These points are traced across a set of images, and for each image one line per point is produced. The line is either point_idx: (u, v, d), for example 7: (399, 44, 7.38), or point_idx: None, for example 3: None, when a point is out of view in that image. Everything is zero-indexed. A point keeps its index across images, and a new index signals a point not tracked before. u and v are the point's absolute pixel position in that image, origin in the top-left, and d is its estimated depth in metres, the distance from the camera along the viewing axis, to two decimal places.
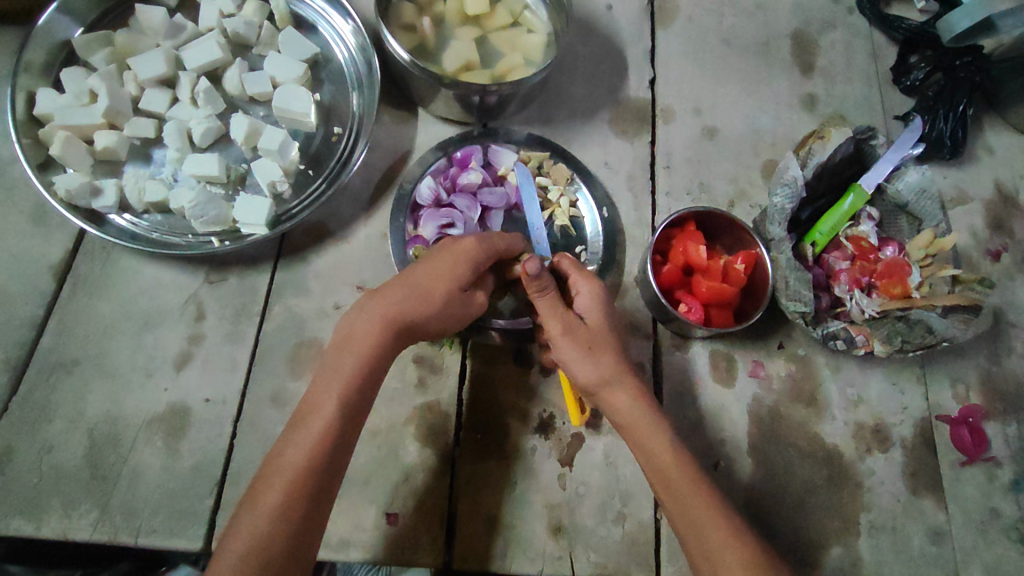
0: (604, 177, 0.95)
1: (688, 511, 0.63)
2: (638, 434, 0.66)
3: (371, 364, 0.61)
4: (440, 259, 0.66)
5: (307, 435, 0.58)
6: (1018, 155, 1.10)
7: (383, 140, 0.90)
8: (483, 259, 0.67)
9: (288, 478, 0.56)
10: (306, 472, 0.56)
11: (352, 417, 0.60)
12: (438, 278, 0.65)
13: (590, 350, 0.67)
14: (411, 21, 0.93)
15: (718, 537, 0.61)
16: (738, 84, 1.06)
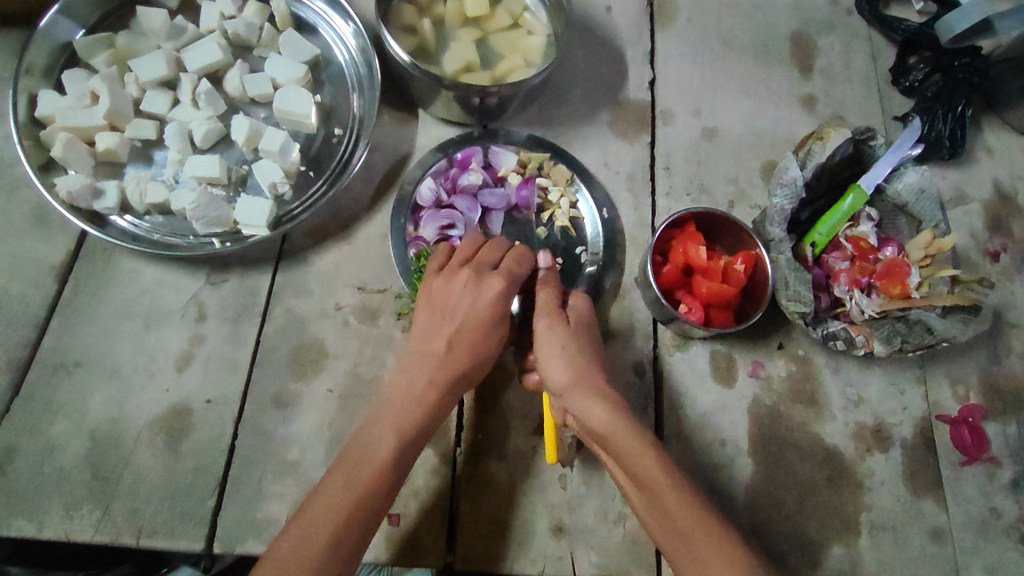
0: (604, 178, 0.95)
1: (667, 519, 0.60)
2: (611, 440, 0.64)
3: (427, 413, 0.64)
4: (479, 300, 0.68)
5: (358, 474, 0.59)
6: (1017, 155, 1.10)
7: (383, 141, 0.90)
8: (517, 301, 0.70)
9: (341, 508, 0.57)
10: (361, 505, 0.58)
11: (404, 455, 0.62)
12: (486, 322, 0.68)
13: (558, 355, 0.68)
14: (411, 22, 0.93)
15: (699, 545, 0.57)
16: (737, 85, 1.06)
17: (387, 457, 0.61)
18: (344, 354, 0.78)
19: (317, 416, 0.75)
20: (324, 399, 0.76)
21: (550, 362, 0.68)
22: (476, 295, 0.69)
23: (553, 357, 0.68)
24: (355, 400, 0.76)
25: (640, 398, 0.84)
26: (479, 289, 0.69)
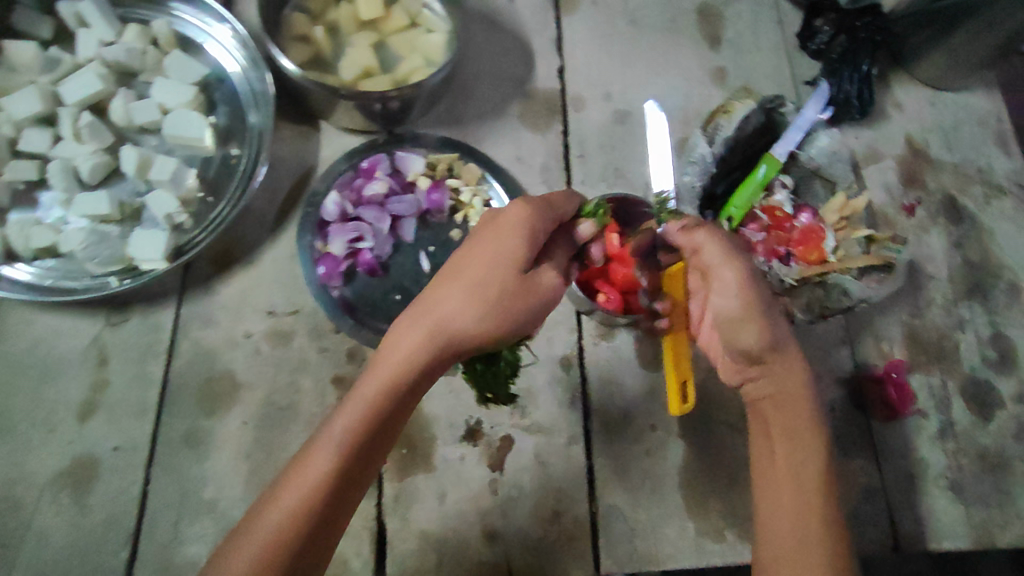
0: (518, 173, 0.94)
1: (783, 525, 0.69)
2: (778, 427, 0.73)
3: (406, 375, 0.58)
4: (484, 254, 0.62)
5: (328, 455, 0.56)
6: (925, 111, 1.13)
7: (284, 158, 0.87)
8: (533, 226, 0.63)
9: (285, 513, 0.53)
10: (312, 506, 0.54)
11: (382, 429, 0.58)
12: (472, 282, 0.61)
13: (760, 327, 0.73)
14: (304, 32, 0.90)
15: (787, 540, 0.68)
16: (646, 64, 1.06)
17: (337, 450, 0.56)
18: (256, 383, 0.76)
19: (231, 450, 0.73)
20: (238, 431, 0.74)
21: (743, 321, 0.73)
22: (518, 248, 0.62)
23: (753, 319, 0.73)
24: (271, 429, 0.74)
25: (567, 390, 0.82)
26: (507, 237, 0.62)
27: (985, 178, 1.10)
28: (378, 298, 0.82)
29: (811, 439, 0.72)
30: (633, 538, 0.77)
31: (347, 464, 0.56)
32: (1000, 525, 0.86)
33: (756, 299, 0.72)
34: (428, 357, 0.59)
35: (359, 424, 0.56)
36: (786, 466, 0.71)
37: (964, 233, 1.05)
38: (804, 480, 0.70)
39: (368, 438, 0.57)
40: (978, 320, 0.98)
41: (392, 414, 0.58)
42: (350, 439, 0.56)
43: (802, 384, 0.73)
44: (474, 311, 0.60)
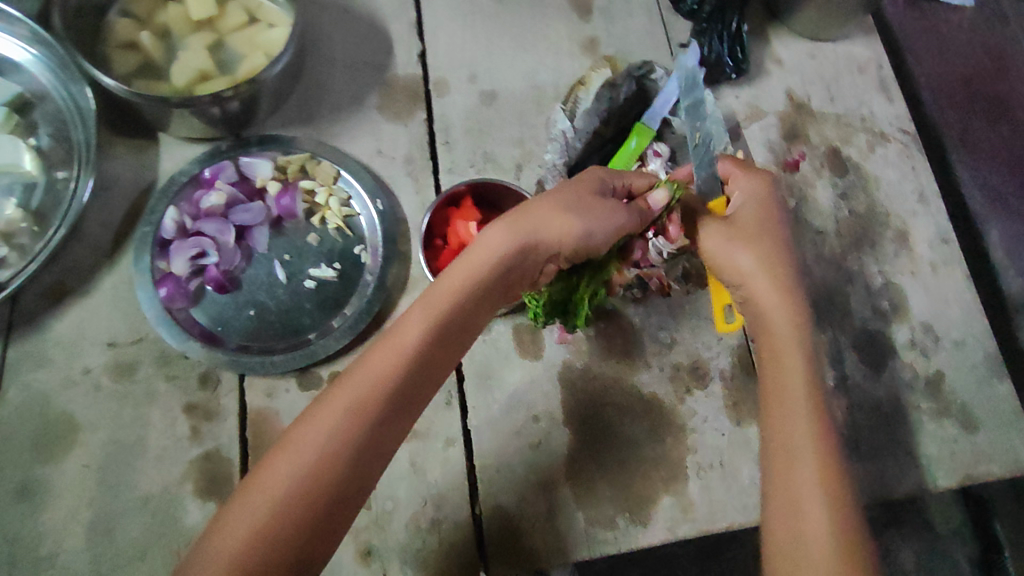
0: (380, 166, 0.89)
1: (796, 485, 0.57)
2: (779, 369, 0.63)
3: (433, 326, 0.56)
4: (565, 205, 0.62)
5: (354, 411, 0.52)
6: (806, 63, 1.10)
7: (118, 176, 0.81)
8: (589, 185, 0.66)
9: (279, 485, 0.48)
10: (321, 479, 0.49)
11: (410, 389, 0.54)
12: (520, 222, 0.61)
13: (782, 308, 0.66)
14: (129, 37, 0.83)
15: (817, 502, 0.56)
16: (514, 38, 1.00)
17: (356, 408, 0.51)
18: (98, 423, 0.72)
19: (73, 496, 0.69)
20: (81, 475, 0.70)
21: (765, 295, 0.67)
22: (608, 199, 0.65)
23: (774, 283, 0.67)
24: (118, 470, 0.70)
25: (442, 392, 0.79)
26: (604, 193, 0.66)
27: (869, 126, 1.07)
28: (230, 315, 0.77)
29: (799, 392, 0.61)
30: (521, 535, 0.75)
31: (375, 428, 0.52)
32: (893, 476, 0.87)
33: (780, 259, 0.68)
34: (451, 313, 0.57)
35: (389, 380, 0.53)
36: (777, 404, 0.62)
37: (850, 183, 1.03)
38: (805, 444, 0.58)
39: (397, 396, 0.53)
40: (867, 271, 0.97)
41: (423, 374, 0.55)
42: (366, 403, 0.52)
43: (790, 328, 0.65)
44: (510, 257, 0.60)
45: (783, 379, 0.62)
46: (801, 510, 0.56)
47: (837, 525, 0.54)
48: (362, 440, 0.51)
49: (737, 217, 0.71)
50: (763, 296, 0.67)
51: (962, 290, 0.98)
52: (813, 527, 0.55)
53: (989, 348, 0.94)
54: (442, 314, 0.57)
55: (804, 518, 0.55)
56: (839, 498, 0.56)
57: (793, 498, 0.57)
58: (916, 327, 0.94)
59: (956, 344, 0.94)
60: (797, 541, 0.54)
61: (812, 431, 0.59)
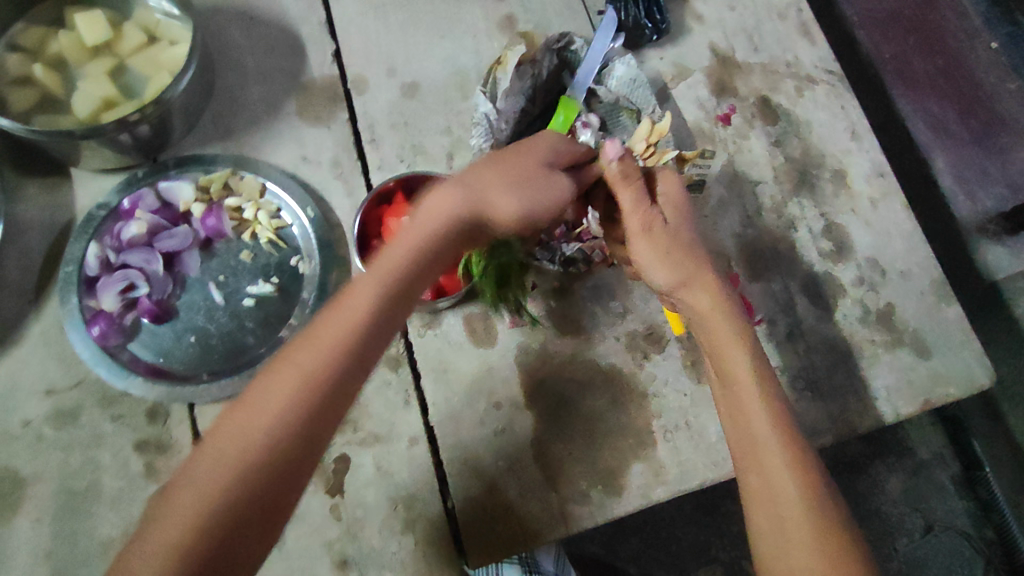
0: (308, 173, 0.87)
1: (773, 486, 0.59)
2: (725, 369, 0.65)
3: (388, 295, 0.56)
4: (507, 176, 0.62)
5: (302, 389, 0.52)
6: (726, 16, 1.10)
7: (33, 218, 0.78)
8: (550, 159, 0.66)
9: (206, 464, 0.49)
10: (261, 463, 0.50)
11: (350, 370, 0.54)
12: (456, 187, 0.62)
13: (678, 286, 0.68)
14: (24, 73, 0.81)
15: (789, 492, 0.59)
16: (429, 25, 0.98)
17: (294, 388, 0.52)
18: (45, 475, 0.69)
19: (30, 553, 0.67)
20: (35, 530, 0.68)
21: (655, 265, 0.68)
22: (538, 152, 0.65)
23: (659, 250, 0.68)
24: (73, 519, 0.68)
25: (399, 392, 0.78)
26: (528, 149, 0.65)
27: (795, 71, 1.07)
28: (170, 345, 0.75)
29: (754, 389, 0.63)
30: (495, 524, 0.73)
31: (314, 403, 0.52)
32: (857, 411, 0.88)
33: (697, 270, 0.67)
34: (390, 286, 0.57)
35: (327, 358, 0.53)
36: (737, 412, 0.63)
37: (782, 130, 1.03)
38: (769, 443, 0.61)
39: (345, 371, 0.53)
40: (809, 214, 0.98)
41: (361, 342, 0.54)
42: (307, 383, 0.52)
43: (724, 313, 0.66)
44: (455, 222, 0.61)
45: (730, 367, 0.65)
46: (780, 506, 0.58)
47: (817, 514, 0.58)
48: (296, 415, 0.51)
49: (660, 228, 0.68)
50: (696, 296, 0.67)
51: (904, 221, 0.99)
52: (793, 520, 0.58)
53: (934, 274, 0.95)
54: (391, 287, 0.56)
55: (788, 515, 0.58)
56: (809, 480, 0.59)
57: (770, 493, 0.59)
58: (862, 263, 0.95)
59: (902, 275, 0.95)
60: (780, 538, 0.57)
61: (770, 419, 0.62)
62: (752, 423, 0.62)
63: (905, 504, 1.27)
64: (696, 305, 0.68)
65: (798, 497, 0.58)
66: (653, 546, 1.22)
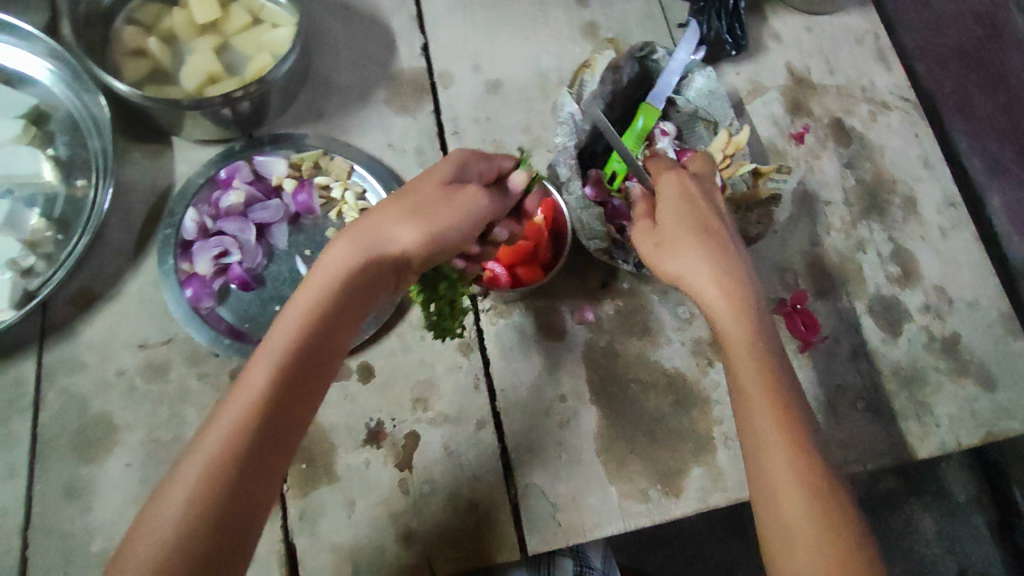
0: (392, 159, 0.90)
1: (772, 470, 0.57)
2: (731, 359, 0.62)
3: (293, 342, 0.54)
4: (410, 209, 0.60)
5: (219, 460, 0.50)
6: (802, 37, 1.11)
7: (136, 181, 0.82)
8: (444, 178, 0.63)
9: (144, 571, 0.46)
10: (185, 531, 0.48)
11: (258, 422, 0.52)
12: (356, 238, 0.58)
13: (675, 254, 0.65)
14: (139, 46, 0.85)
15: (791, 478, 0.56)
16: (515, 27, 1.01)
17: (218, 458, 0.50)
18: (135, 423, 0.72)
19: (118, 496, 0.70)
20: (123, 475, 0.71)
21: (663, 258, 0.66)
22: (454, 192, 0.63)
23: (677, 216, 0.67)
24: (158, 468, 0.71)
25: (468, 376, 0.79)
26: (451, 189, 0.63)
27: (870, 96, 1.08)
28: (255, 311, 0.78)
29: (760, 392, 0.59)
30: (556, 515, 0.74)
31: (230, 465, 0.50)
32: (919, 436, 0.87)
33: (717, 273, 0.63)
34: (298, 330, 0.55)
35: (238, 416, 0.51)
36: (741, 396, 0.61)
37: (854, 153, 1.04)
38: (768, 443, 0.58)
39: (251, 431, 0.51)
40: (877, 238, 0.98)
41: (306, 397, 0.55)
42: (219, 454, 0.50)
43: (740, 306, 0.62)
44: (361, 265, 0.58)
45: (738, 349, 0.62)
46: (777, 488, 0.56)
47: (816, 502, 0.55)
48: (239, 487, 0.50)
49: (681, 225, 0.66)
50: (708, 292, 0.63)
51: (972, 253, 0.99)
52: (794, 508, 0.55)
53: (1001, 308, 0.95)
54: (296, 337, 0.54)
55: (783, 509, 0.56)
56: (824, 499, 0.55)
57: (770, 480, 0.57)
58: (928, 290, 0.95)
59: (970, 305, 0.95)
60: (787, 539, 0.55)
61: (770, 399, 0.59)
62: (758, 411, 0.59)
63: (939, 547, 1.25)
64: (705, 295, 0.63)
65: (794, 488, 0.56)
66: (680, 561, 1.22)
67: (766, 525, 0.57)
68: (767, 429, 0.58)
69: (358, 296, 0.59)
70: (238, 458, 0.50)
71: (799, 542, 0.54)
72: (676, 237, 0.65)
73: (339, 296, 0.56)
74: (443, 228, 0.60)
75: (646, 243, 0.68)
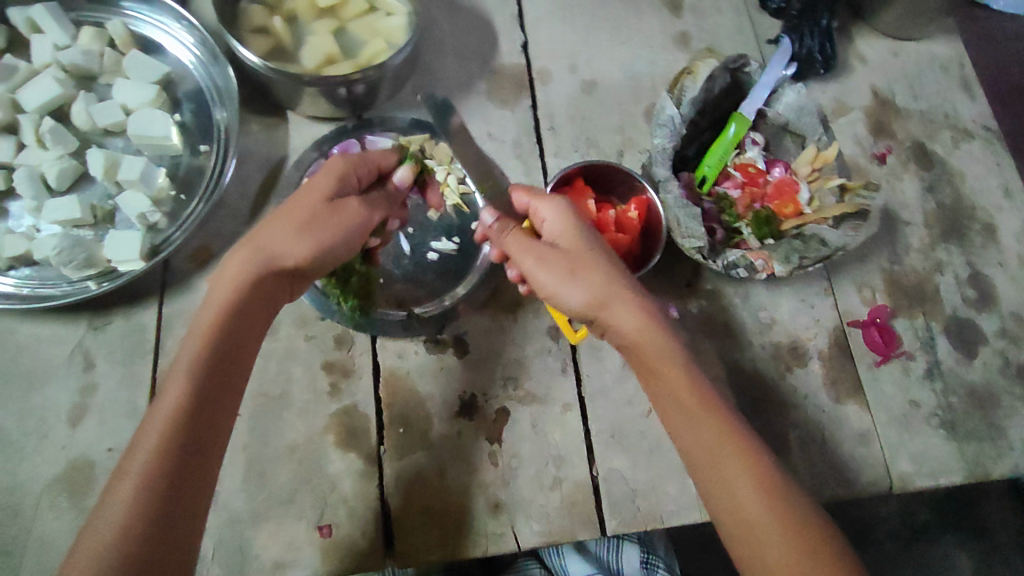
0: (490, 149, 0.94)
1: (726, 475, 0.59)
2: (656, 374, 0.64)
3: (219, 330, 0.60)
4: (298, 222, 0.65)
5: (172, 429, 0.55)
6: (889, 60, 1.12)
7: (253, 150, 0.87)
8: (329, 191, 0.68)
9: (116, 522, 0.51)
10: (144, 489, 0.52)
11: (195, 402, 0.57)
12: (251, 249, 0.63)
13: (582, 276, 0.66)
14: (263, 23, 0.89)
15: (743, 479, 0.58)
16: (611, 32, 1.04)
17: (166, 441, 0.54)
18: None
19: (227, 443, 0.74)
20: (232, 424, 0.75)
21: (570, 286, 0.66)
22: (330, 205, 0.68)
23: (580, 241, 0.68)
24: (266, 421, 0.75)
25: (557, 359, 0.81)
26: (333, 204, 0.68)
27: (952, 123, 1.10)
28: None
29: (695, 403, 0.62)
30: (636, 500, 0.77)
31: (178, 433, 0.55)
32: (990, 457, 0.88)
33: (620, 292, 0.65)
34: (218, 323, 0.60)
35: (183, 393, 0.57)
36: (674, 413, 0.63)
37: (935, 177, 1.05)
38: (713, 445, 0.60)
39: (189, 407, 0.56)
40: (956, 261, 1.00)
41: (230, 389, 0.60)
42: (170, 423, 0.55)
43: (648, 323, 0.65)
44: (255, 273, 0.63)
45: (661, 366, 0.63)
46: (734, 491, 0.58)
47: (764, 487, 0.58)
48: (184, 453, 0.55)
49: (576, 253, 0.67)
50: (628, 317, 0.65)
51: None
52: (751, 507, 0.57)
53: None
54: (218, 327, 0.60)
55: (740, 502, 0.58)
56: (775, 493, 0.58)
57: (722, 485, 0.59)
58: (1005, 316, 0.96)
59: None
60: (751, 537, 0.57)
61: (704, 408, 0.61)
62: (694, 420, 0.61)
63: None
64: (624, 321, 0.65)
65: (741, 475, 0.58)
66: None
67: (728, 520, 0.58)
68: (704, 433, 0.60)
69: (269, 293, 0.64)
70: (177, 443, 0.55)
71: (764, 529, 0.56)
72: (580, 254, 0.67)
73: (239, 309, 0.61)
74: (325, 242, 0.66)
75: (559, 270, 0.67)
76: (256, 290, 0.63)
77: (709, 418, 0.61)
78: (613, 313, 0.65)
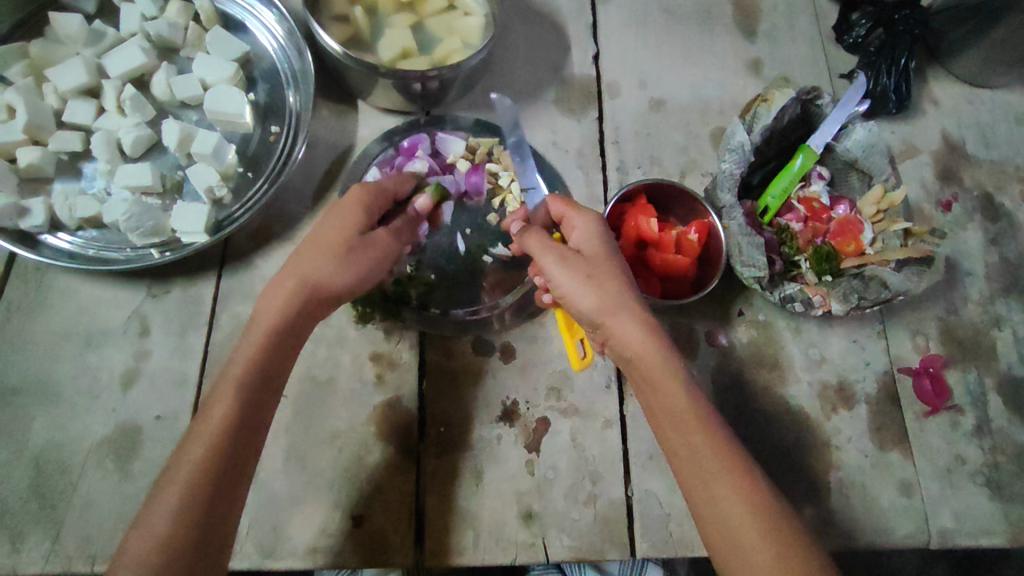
0: (553, 157, 0.94)
1: (713, 489, 0.59)
2: (650, 382, 0.64)
3: (264, 348, 0.61)
4: (331, 241, 0.65)
5: (218, 438, 0.56)
6: (962, 106, 1.10)
7: (322, 136, 0.88)
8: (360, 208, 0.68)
9: (167, 521, 0.52)
10: (191, 492, 0.54)
11: (243, 412, 0.59)
12: (289, 275, 0.64)
13: (598, 282, 0.65)
14: (343, 12, 0.90)
15: (731, 491, 0.58)
16: (683, 52, 1.04)
17: (205, 463, 0.55)
18: None
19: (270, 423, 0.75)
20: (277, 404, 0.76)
21: (584, 291, 0.65)
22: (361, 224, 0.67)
23: (599, 244, 0.68)
24: (310, 405, 0.76)
25: (603, 374, 0.81)
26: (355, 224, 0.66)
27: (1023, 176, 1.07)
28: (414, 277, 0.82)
29: (688, 415, 0.62)
30: (669, 525, 0.76)
31: (224, 441, 0.57)
32: None
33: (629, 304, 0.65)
34: (264, 340, 0.61)
35: (225, 407, 0.58)
36: (670, 430, 0.63)
37: (1001, 230, 1.03)
38: (706, 455, 0.60)
39: (233, 418, 0.58)
40: (1015, 317, 0.97)
41: (267, 406, 0.61)
42: (216, 433, 0.57)
43: (649, 338, 0.65)
44: (294, 294, 0.63)
45: (658, 383, 0.63)
46: (719, 499, 0.58)
47: (755, 502, 0.58)
48: (231, 457, 0.57)
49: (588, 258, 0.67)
50: (628, 332, 0.65)
51: None
52: (733, 516, 0.57)
53: None
54: (263, 344, 0.61)
55: (729, 517, 0.57)
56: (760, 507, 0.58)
57: (709, 493, 0.59)
58: None
59: None
60: (729, 539, 0.57)
61: (699, 424, 0.62)
62: (682, 433, 0.62)
63: None
64: (623, 335, 0.65)
65: (730, 489, 0.59)
66: None
67: (710, 527, 0.59)
68: (701, 442, 0.61)
69: (314, 310, 0.65)
70: (214, 460, 0.56)
71: (746, 540, 0.56)
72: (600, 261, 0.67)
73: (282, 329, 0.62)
74: (360, 260, 0.66)
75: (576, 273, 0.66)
76: (293, 313, 0.63)
77: (702, 430, 0.61)
78: (616, 324, 0.65)
